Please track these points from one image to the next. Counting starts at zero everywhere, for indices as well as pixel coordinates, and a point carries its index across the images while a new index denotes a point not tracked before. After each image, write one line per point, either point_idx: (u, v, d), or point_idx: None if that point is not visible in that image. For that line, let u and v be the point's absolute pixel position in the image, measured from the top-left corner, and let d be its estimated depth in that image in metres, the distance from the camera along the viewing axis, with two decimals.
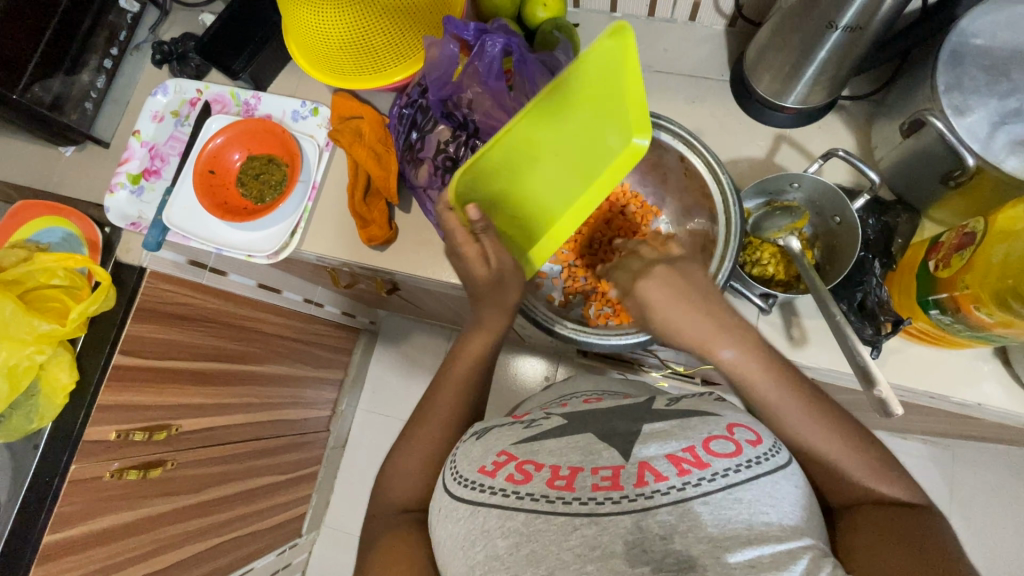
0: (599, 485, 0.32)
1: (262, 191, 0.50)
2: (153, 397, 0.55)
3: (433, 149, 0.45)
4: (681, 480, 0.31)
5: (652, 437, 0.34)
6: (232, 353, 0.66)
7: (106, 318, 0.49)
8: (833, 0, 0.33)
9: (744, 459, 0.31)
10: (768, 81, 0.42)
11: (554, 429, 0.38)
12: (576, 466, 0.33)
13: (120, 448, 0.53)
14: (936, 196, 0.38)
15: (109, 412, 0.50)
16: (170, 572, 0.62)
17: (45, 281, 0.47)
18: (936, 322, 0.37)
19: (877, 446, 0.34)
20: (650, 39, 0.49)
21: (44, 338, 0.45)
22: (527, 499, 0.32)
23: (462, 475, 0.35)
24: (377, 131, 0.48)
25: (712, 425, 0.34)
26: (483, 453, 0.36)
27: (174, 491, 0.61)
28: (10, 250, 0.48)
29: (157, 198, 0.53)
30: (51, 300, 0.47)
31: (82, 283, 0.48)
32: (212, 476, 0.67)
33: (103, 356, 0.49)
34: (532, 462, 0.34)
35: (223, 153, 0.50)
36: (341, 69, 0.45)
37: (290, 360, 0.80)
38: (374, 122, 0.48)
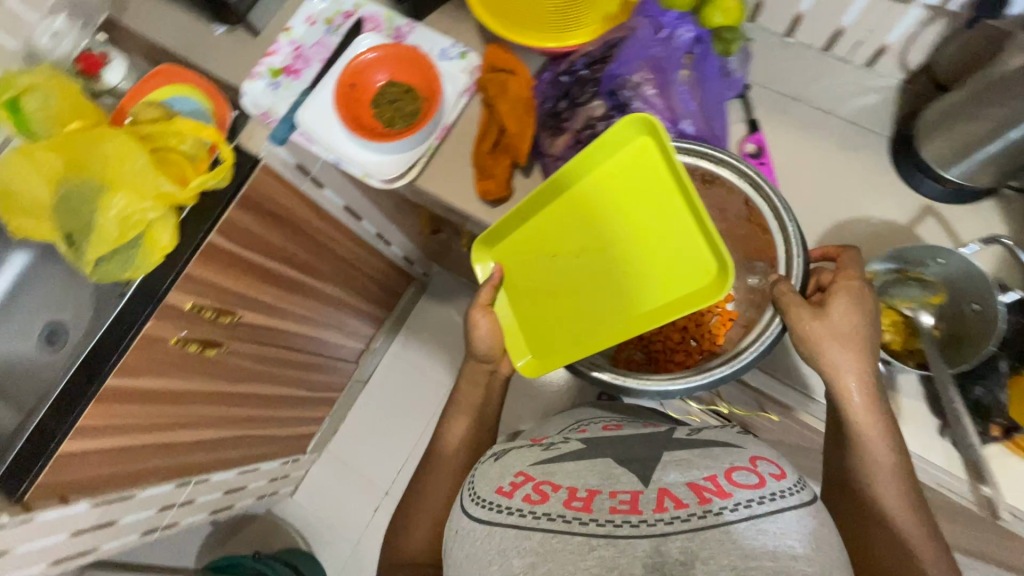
0: (615, 510, 0.35)
1: (394, 116, 0.51)
2: (232, 282, 0.58)
3: (580, 122, 0.45)
4: (703, 508, 0.33)
5: (675, 470, 0.37)
6: (303, 263, 0.68)
7: (215, 194, 0.51)
8: None
9: (768, 495, 0.33)
10: (940, 147, 0.40)
11: (570, 455, 0.43)
12: (589, 488, 0.37)
13: (191, 320, 0.55)
14: None
15: (193, 284, 0.52)
16: (192, 446, 0.65)
17: (175, 144, 0.49)
18: None
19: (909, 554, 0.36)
20: (819, 73, 0.47)
21: (162, 198, 0.47)
22: (542, 519, 0.35)
23: (479, 496, 0.39)
24: (523, 90, 0.48)
25: (729, 461, 0.37)
26: (501, 473, 0.41)
27: (218, 374, 0.63)
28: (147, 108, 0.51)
29: (291, 95, 0.53)
30: (171, 162, 0.49)
31: (204, 156, 0.50)
32: (253, 372, 0.69)
33: (202, 229, 0.51)
34: (550, 483, 0.38)
35: (368, 70, 0.52)
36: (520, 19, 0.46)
37: (346, 287, 0.82)
38: (522, 80, 0.48)
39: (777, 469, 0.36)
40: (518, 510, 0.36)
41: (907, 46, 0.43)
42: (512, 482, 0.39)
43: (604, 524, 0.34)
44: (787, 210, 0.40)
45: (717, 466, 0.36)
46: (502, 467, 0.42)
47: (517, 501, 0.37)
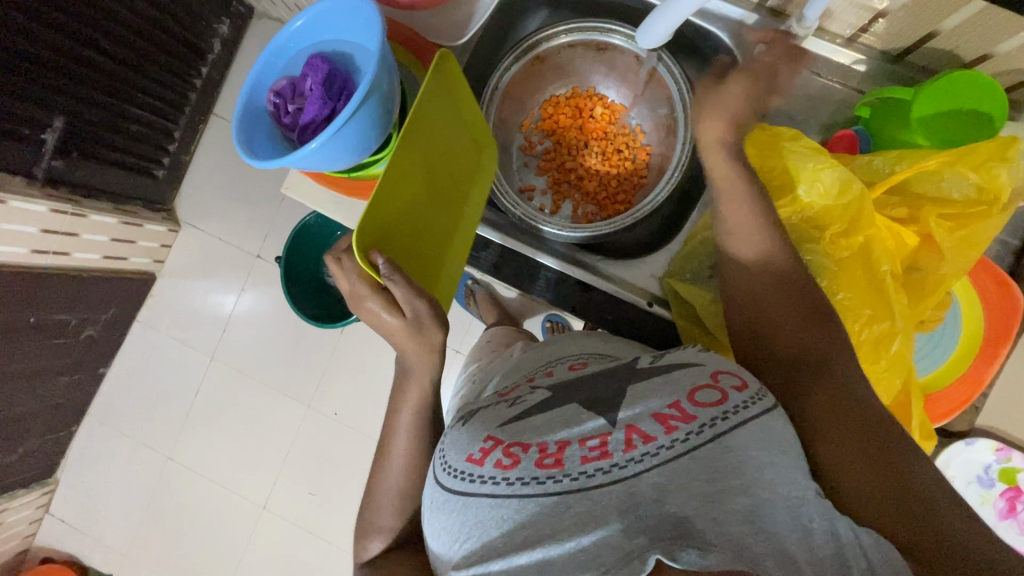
0: (586, 460, 0.54)
1: (943, 379, 0.77)
2: (538, 70, 0.89)
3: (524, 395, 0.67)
4: (668, 440, 0.54)
5: (627, 404, 0.58)
6: (531, 133, 0.94)
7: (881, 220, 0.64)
8: (946, 508, 0.49)
9: (729, 410, 0.55)
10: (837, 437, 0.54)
11: (534, 405, 0.64)
12: (560, 442, 0.57)
13: (538, 108, 0.93)
14: (908, 523, 0.49)
15: (505, 114, 0.90)
16: (531, 124, 0.94)
17: (947, 193, 0.63)
18: (908, 513, 0.49)
19: (907, 501, 0.50)
20: (977, 501, 0.97)
21: (932, 258, 0.64)
22: (518, 484, 0.55)
23: (455, 467, 0.59)
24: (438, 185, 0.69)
25: (678, 392, 0.58)
26: (471, 443, 0.60)
27: (547, 69, 0.89)
28: (960, 183, 0.62)
29: (989, 498, 0.96)
30: (937, 201, 0.63)
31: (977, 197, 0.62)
32: (532, 125, 0.94)
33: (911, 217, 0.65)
34: (518, 448, 0.57)
35: (982, 373, 0.76)
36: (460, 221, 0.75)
37: (595, 139, 0.92)
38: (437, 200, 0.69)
39: (736, 382, 0.58)
40: (489, 477, 0.56)
41: (980, 508, 0.97)
42: (484, 449, 0.59)
43: (578, 475, 0.54)
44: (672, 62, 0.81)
45: (678, 396, 0.57)
46: (472, 425, 0.63)
47: (487, 468, 0.57)
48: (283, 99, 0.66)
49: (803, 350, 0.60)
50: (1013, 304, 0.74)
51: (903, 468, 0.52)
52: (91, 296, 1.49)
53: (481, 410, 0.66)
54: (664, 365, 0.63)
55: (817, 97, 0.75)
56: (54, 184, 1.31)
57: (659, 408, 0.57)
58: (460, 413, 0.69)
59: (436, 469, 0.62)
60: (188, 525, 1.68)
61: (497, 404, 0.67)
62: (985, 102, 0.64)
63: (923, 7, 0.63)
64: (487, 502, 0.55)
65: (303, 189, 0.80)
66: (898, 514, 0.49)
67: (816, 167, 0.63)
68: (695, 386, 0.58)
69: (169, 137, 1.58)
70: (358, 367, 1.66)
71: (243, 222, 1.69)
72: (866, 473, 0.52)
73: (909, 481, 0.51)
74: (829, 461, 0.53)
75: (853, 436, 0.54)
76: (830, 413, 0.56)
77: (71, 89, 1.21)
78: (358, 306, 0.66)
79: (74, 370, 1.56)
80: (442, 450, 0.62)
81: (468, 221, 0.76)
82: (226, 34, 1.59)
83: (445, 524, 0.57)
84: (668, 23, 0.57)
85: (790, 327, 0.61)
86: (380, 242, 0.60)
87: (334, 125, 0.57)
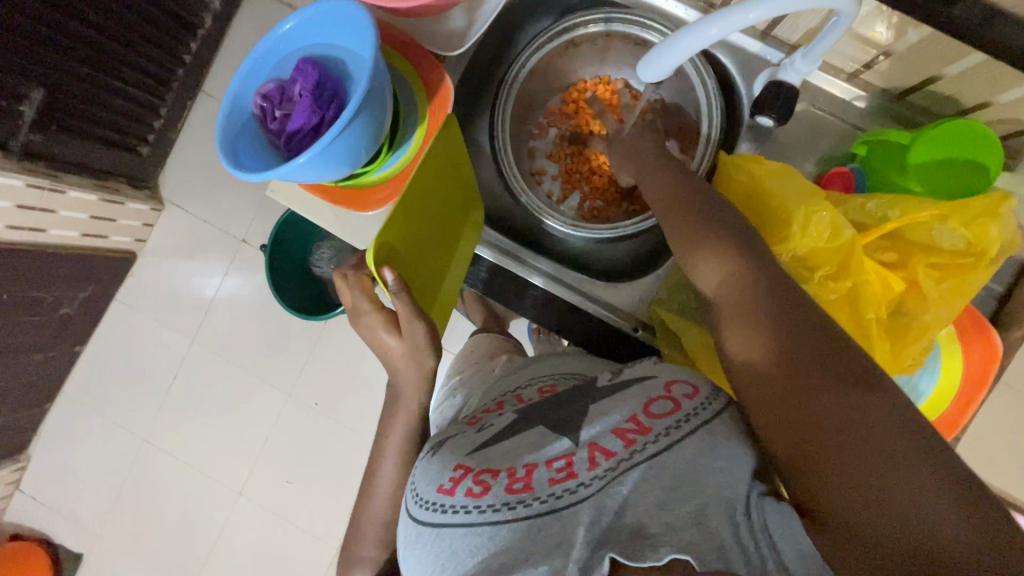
0: (554, 482, 0.54)
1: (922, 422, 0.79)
2: (554, 67, 0.87)
3: (498, 418, 0.66)
4: (626, 453, 0.54)
5: (588, 422, 0.58)
6: (552, 117, 0.92)
7: (873, 264, 0.63)
8: (882, 486, 0.42)
9: (682, 418, 0.55)
10: (770, 434, 0.50)
11: (500, 430, 0.63)
12: (528, 466, 0.57)
13: (560, 95, 0.91)
14: (839, 509, 0.44)
15: (519, 108, 0.87)
16: (549, 108, 0.91)
17: (940, 244, 0.63)
18: (836, 501, 0.45)
19: (837, 491, 0.44)
20: None
21: (921, 305, 0.64)
22: (489, 511, 0.54)
23: (426, 503, 0.58)
24: (445, 207, 0.69)
25: (635, 405, 0.57)
26: (440, 474, 0.59)
27: (566, 61, 0.87)
28: (953, 233, 0.62)
29: None
30: (929, 248, 0.63)
31: (970, 248, 0.62)
32: (553, 110, 0.92)
33: (902, 260, 0.64)
34: (488, 475, 0.57)
35: (955, 417, 0.79)
36: (459, 240, 0.74)
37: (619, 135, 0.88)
38: (442, 220, 0.69)
39: (688, 389, 0.58)
40: (460, 506, 0.56)
41: None
42: (453, 478, 0.58)
43: (547, 497, 0.53)
44: (701, 69, 0.74)
45: (635, 408, 0.57)
46: (441, 454, 0.63)
47: (458, 497, 0.56)
48: (270, 103, 0.63)
49: (749, 344, 0.54)
50: (993, 353, 0.75)
51: (841, 456, 0.45)
52: (68, 272, 1.45)
53: (451, 438, 0.66)
54: (624, 380, 0.62)
55: (816, 128, 0.74)
56: (31, 159, 1.26)
57: (617, 423, 0.57)
58: (431, 441, 0.68)
59: (408, 502, 0.61)
60: (162, 509, 1.67)
61: (466, 431, 0.67)
62: (983, 155, 0.64)
63: (929, 50, 0.63)
64: (461, 531, 0.54)
65: (289, 194, 0.76)
66: (810, 491, 0.47)
67: (809, 209, 0.63)
68: (649, 398, 0.58)
69: (155, 112, 1.52)
70: (340, 360, 1.64)
71: (229, 205, 1.65)
72: (783, 452, 0.49)
73: (842, 461, 0.45)
74: (772, 454, 0.51)
75: (790, 424, 0.49)
76: (766, 408, 0.51)
77: (51, 61, 1.17)
78: (357, 322, 0.67)
79: (50, 346, 1.53)
80: (413, 482, 0.62)
81: (468, 233, 0.76)
82: (218, 9, 1.53)
83: (420, 557, 0.56)
84: (663, 69, 0.57)
85: (736, 329, 0.56)
86: (392, 257, 0.59)
87: (324, 141, 0.55)
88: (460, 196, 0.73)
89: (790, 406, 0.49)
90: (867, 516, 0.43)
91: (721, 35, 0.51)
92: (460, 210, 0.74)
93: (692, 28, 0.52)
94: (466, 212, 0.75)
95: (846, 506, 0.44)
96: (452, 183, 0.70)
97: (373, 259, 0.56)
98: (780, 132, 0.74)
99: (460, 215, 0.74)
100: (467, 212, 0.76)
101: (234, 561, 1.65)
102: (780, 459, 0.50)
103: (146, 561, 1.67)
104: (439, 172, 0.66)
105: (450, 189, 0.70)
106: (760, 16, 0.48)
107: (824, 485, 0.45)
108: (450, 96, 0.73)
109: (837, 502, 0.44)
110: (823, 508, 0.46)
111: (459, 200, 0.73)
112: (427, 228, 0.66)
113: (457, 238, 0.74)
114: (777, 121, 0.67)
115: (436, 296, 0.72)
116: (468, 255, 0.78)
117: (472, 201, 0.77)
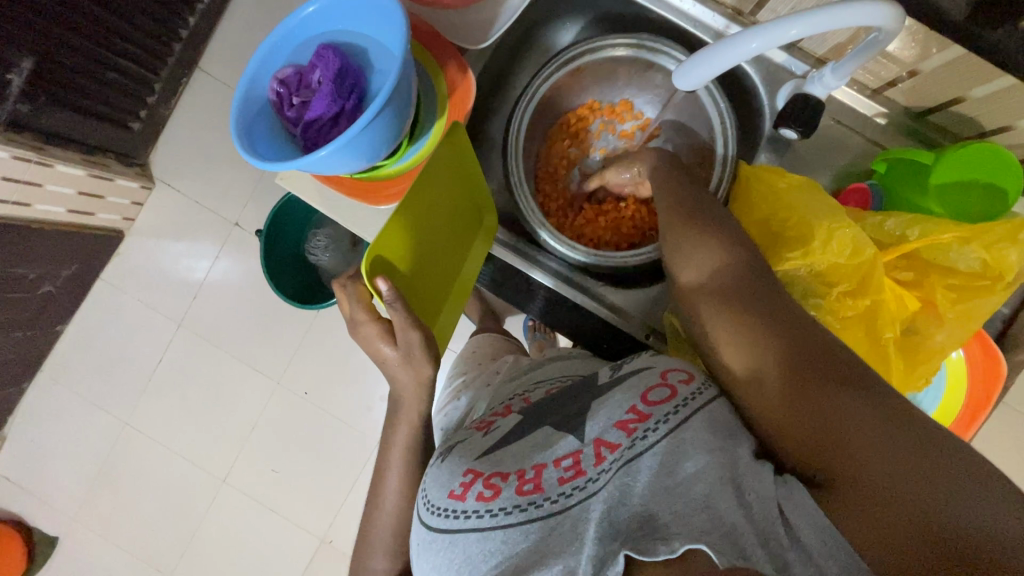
0: (564, 481, 0.53)
1: None
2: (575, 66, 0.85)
3: (503, 425, 0.65)
4: (631, 441, 0.54)
5: (590, 417, 0.57)
6: (561, 136, 0.89)
7: (891, 284, 0.64)
8: (870, 431, 0.46)
9: (680, 403, 0.55)
10: (764, 398, 0.53)
11: (508, 433, 0.63)
12: (536, 467, 0.56)
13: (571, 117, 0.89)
14: (829, 460, 0.47)
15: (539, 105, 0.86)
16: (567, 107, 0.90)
17: (958, 267, 0.63)
18: (826, 453, 0.47)
19: (826, 442, 0.48)
20: None
21: (936, 327, 0.65)
22: (502, 513, 0.54)
23: (438, 508, 0.57)
24: (452, 208, 0.68)
25: (633, 395, 0.57)
26: (450, 480, 0.58)
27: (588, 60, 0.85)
28: (971, 255, 0.62)
29: None
30: (948, 272, 0.64)
31: (989, 274, 0.63)
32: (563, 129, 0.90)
33: (919, 280, 0.65)
34: (498, 478, 0.56)
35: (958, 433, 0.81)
36: (468, 240, 0.73)
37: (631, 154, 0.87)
38: (448, 220, 0.68)
39: (684, 375, 0.58)
40: (472, 510, 0.55)
41: None
42: (464, 483, 0.57)
43: (558, 497, 0.53)
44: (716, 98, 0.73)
45: (634, 399, 0.56)
46: (450, 459, 0.62)
47: (470, 502, 0.55)
48: (287, 89, 0.61)
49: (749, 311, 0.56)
50: (993, 373, 0.77)
51: (831, 412, 0.48)
52: (53, 249, 1.40)
53: (459, 443, 0.65)
54: (624, 374, 0.61)
55: (836, 143, 0.74)
56: (15, 130, 1.21)
57: (618, 416, 0.56)
58: (441, 446, 0.67)
59: (419, 508, 0.60)
60: (143, 494, 1.64)
61: (473, 436, 0.65)
62: (1002, 178, 0.64)
63: (955, 71, 0.63)
64: (473, 536, 0.54)
65: (297, 181, 0.74)
66: (819, 453, 0.48)
67: (831, 225, 0.63)
68: (648, 386, 0.57)
69: (148, 87, 1.47)
70: (332, 349, 1.61)
71: (222, 187, 1.60)
72: (790, 424, 0.51)
73: (834, 417, 0.48)
74: (767, 421, 0.53)
75: (785, 386, 0.51)
76: (764, 374, 0.53)
77: (41, 28, 1.12)
78: (355, 332, 0.65)
79: (30, 325, 1.48)
80: (424, 489, 0.61)
81: (479, 230, 0.76)
82: None
83: (435, 563, 0.56)
84: (694, 81, 0.56)
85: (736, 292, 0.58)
86: (384, 266, 0.58)
87: (348, 134, 0.54)
88: (470, 195, 0.72)
89: (786, 369, 0.52)
90: (852, 463, 0.46)
91: (759, 50, 0.50)
92: (470, 208, 0.73)
93: (730, 41, 0.51)
94: (476, 211, 0.74)
95: (864, 471, 0.45)
96: (459, 183, 0.68)
97: (367, 270, 0.56)
98: (799, 144, 0.74)
99: (470, 214, 0.73)
100: (479, 211, 0.75)
101: (216, 549, 1.63)
102: (790, 430, 0.51)
103: (124, 547, 1.64)
104: (445, 172, 0.64)
105: (458, 189, 0.68)
106: (801, 33, 0.48)
107: (814, 435, 0.48)
108: (471, 93, 0.71)
109: (861, 469, 0.45)
110: (833, 467, 0.47)
111: (469, 198, 0.72)
112: (430, 229, 0.65)
113: (467, 238, 0.73)
114: (801, 135, 0.67)
115: (444, 300, 0.71)
116: (479, 258, 0.77)
117: (487, 204, 0.77)
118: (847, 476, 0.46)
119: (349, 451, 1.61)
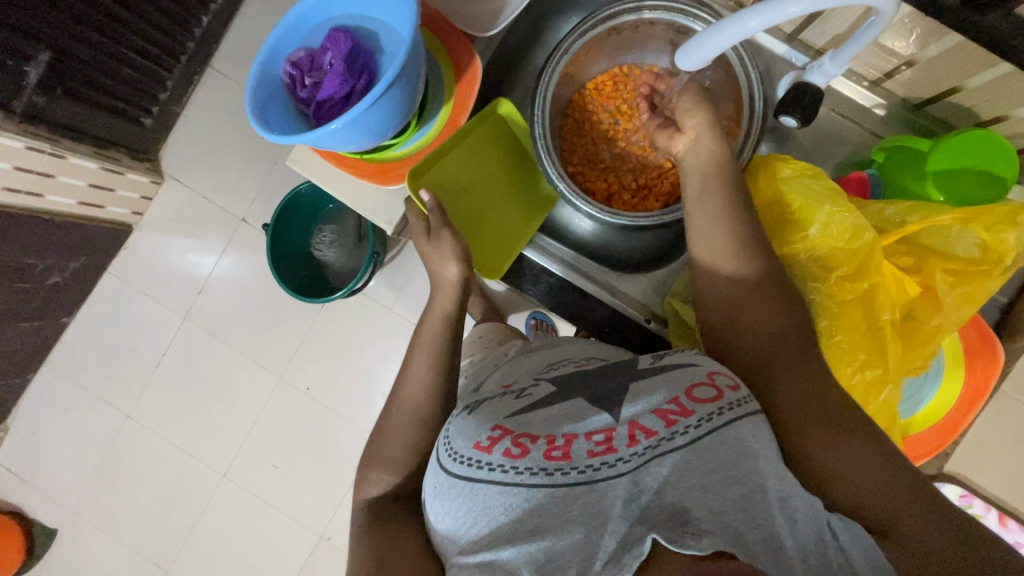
0: (593, 454, 0.53)
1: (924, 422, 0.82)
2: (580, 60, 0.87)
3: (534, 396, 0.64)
4: (670, 431, 0.53)
5: (629, 401, 0.57)
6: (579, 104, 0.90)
7: (891, 269, 0.66)
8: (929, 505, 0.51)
9: (724, 406, 0.55)
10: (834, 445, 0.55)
11: (538, 400, 0.62)
12: (567, 435, 0.55)
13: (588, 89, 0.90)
14: (887, 516, 0.51)
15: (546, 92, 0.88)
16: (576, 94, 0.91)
17: (955, 254, 0.65)
18: (889, 509, 0.51)
19: (893, 498, 0.52)
20: None
21: (935, 312, 0.66)
22: (530, 473, 0.53)
23: (463, 456, 0.56)
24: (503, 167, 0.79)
25: (676, 388, 0.57)
26: (478, 431, 0.58)
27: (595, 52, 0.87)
28: (969, 237, 0.64)
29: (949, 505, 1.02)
30: (947, 259, 0.65)
31: (989, 260, 0.64)
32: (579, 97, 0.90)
33: (917, 264, 0.67)
34: (526, 439, 0.56)
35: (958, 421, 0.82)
36: (523, 201, 0.81)
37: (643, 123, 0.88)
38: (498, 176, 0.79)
39: (731, 382, 0.58)
40: (497, 464, 0.54)
41: None
42: (491, 437, 0.57)
43: (585, 468, 0.52)
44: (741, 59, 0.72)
45: (677, 392, 0.56)
46: (478, 415, 0.61)
47: (495, 456, 0.55)
48: (300, 71, 0.63)
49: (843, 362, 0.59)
50: (993, 361, 0.79)
51: (900, 478, 0.53)
52: (64, 240, 1.42)
53: (489, 401, 0.64)
54: (665, 365, 0.61)
55: (837, 134, 0.76)
56: (32, 121, 1.23)
57: (658, 404, 0.55)
58: (464, 403, 0.67)
59: (440, 453, 0.60)
60: (142, 488, 1.64)
61: (504, 395, 0.65)
62: (998, 163, 0.65)
63: (951, 60, 0.64)
64: (495, 489, 0.53)
65: (310, 163, 0.76)
66: (880, 506, 0.51)
67: (833, 209, 0.65)
68: (693, 383, 0.57)
69: (160, 84, 1.50)
70: (336, 344, 1.62)
71: (230, 184, 1.62)
72: (857, 472, 0.53)
73: (899, 481, 0.52)
74: (823, 460, 0.55)
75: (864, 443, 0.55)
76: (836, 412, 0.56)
77: (60, 21, 1.15)
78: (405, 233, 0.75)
79: (37, 316, 1.49)
80: (446, 436, 0.60)
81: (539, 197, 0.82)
82: None
83: (450, 510, 0.55)
84: (696, 60, 0.58)
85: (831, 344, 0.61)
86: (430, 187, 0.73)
87: (359, 109, 0.56)
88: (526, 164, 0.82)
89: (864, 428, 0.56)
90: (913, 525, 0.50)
91: (757, 28, 0.52)
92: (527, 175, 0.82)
93: (729, 20, 0.53)
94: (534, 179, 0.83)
95: (919, 534, 0.50)
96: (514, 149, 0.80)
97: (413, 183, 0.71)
98: (800, 135, 0.76)
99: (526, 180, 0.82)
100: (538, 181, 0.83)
101: (215, 544, 1.63)
102: (854, 477, 0.53)
103: (123, 541, 1.64)
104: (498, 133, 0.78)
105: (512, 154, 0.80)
106: (799, 10, 0.49)
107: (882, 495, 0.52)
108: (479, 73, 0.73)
109: (887, 508, 0.51)
110: (889, 519, 0.51)
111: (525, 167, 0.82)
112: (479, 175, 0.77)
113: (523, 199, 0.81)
114: (801, 122, 0.68)
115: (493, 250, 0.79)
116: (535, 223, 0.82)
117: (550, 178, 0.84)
118: (888, 522, 0.51)
119: (351, 447, 1.61)
